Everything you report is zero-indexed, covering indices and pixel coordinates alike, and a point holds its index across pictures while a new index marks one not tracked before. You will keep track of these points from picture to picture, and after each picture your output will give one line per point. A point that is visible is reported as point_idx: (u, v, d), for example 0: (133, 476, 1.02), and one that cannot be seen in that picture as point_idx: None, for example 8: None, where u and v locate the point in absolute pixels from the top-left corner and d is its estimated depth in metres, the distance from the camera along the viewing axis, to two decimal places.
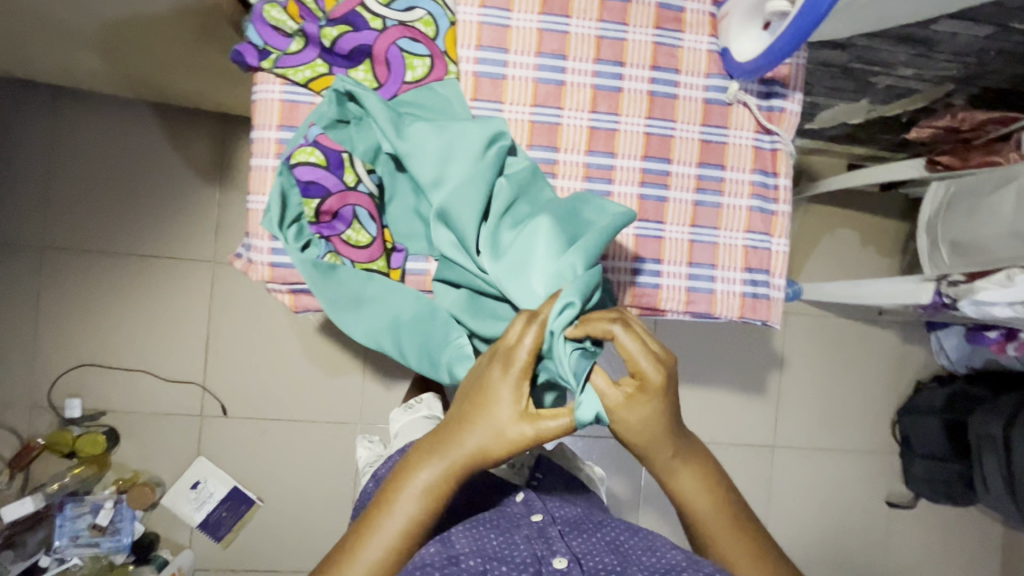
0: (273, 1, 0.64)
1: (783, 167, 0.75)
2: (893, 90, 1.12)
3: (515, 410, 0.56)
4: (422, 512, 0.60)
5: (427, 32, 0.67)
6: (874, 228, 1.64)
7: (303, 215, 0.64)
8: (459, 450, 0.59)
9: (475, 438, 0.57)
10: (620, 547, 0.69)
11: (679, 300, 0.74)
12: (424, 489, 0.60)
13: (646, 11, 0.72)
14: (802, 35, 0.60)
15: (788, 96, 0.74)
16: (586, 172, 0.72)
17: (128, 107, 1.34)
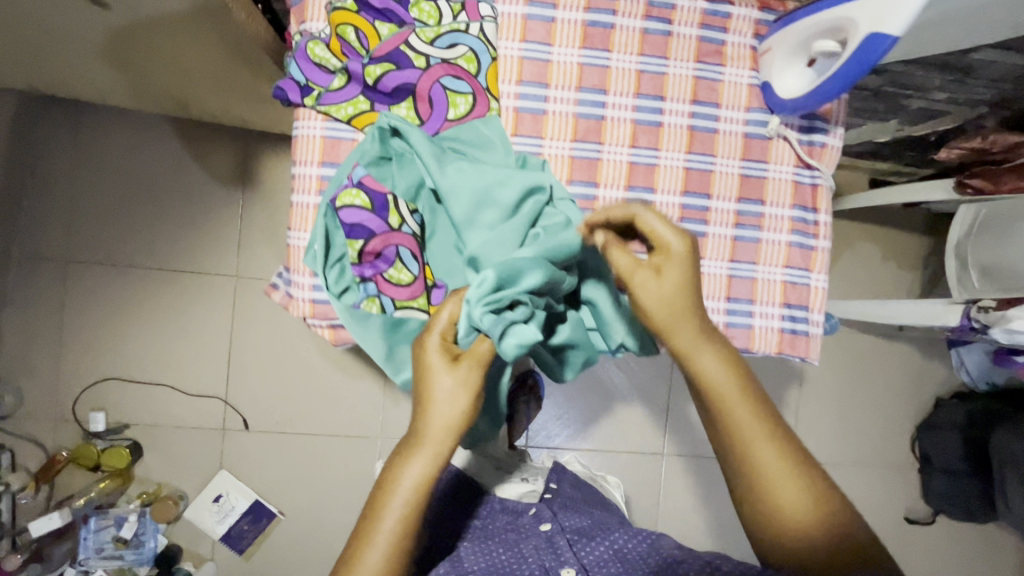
0: (316, 38, 0.65)
1: (823, 202, 0.74)
2: (924, 112, 1.11)
3: (453, 372, 0.58)
4: (409, 511, 0.58)
5: (469, 69, 0.66)
6: (895, 244, 1.63)
7: (346, 255, 0.64)
8: (428, 435, 0.58)
9: (433, 414, 0.58)
10: (622, 552, 0.80)
11: None
12: (410, 488, 0.58)
13: (687, 44, 0.71)
14: (852, 78, 0.58)
15: (829, 131, 0.73)
16: None
17: (152, 122, 1.34)
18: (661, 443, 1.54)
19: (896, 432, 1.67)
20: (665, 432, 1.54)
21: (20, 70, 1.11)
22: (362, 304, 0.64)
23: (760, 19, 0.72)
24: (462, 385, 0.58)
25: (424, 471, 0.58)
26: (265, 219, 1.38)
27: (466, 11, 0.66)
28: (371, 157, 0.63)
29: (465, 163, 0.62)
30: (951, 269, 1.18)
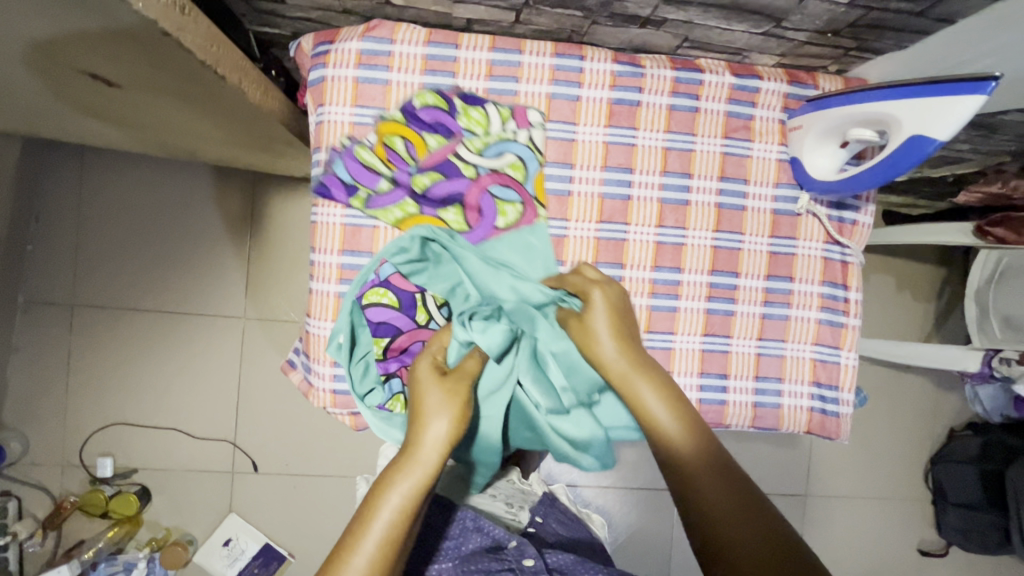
0: (364, 142, 0.65)
1: (854, 279, 0.72)
2: (943, 158, 1.09)
3: (442, 384, 0.61)
4: (391, 537, 0.52)
5: (517, 178, 0.66)
6: (909, 276, 1.62)
7: (371, 352, 0.65)
8: (418, 454, 0.57)
9: (426, 429, 0.58)
10: None
11: (746, 415, 0.72)
12: (393, 513, 0.53)
13: (715, 120, 0.70)
14: (892, 173, 0.56)
15: (861, 208, 0.71)
16: (651, 288, 0.70)
17: (159, 165, 1.32)
18: None
19: (909, 464, 1.66)
20: None
21: (25, 122, 1.10)
22: (388, 405, 0.66)
23: (788, 93, 0.70)
24: (455, 396, 0.60)
25: (411, 495, 0.54)
26: (274, 261, 1.36)
27: (519, 120, 0.66)
28: (403, 261, 0.62)
29: (518, 281, 0.63)
30: (971, 316, 1.15)
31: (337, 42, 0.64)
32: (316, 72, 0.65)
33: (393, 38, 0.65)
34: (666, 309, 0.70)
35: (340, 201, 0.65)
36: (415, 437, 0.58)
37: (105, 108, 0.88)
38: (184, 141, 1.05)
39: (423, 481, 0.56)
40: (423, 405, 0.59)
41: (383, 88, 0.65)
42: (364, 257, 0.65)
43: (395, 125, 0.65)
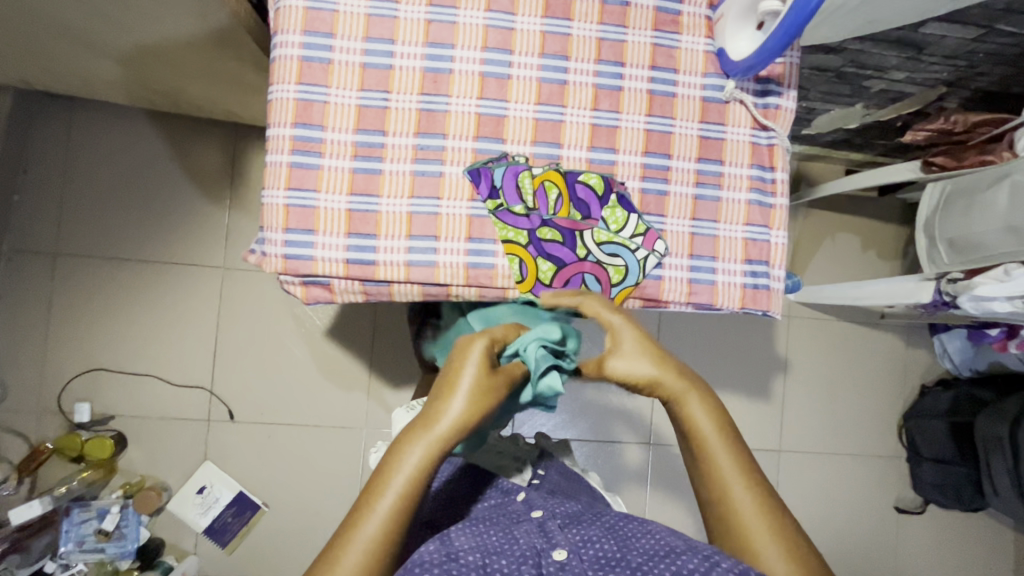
0: (530, 169, 0.72)
1: (780, 162, 0.77)
2: (887, 94, 1.15)
3: (484, 374, 0.63)
4: (399, 508, 0.58)
5: (613, 279, 0.75)
6: (874, 234, 1.66)
7: None
8: (437, 428, 0.61)
9: (453, 410, 0.61)
10: (619, 529, 0.69)
11: (682, 291, 0.75)
12: (404, 480, 0.59)
13: (645, 13, 0.75)
14: (793, 31, 0.62)
15: (783, 94, 0.76)
16: (588, 167, 0.74)
17: (144, 118, 1.38)
18: (648, 432, 1.53)
19: (882, 421, 1.68)
20: (652, 420, 1.54)
21: (15, 65, 1.16)
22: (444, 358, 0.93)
23: None
24: (490, 390, 0.63)
25: (422, 468, 0.60)
26: (252, 211, 1.41)
27: (645, 236, 0.74)
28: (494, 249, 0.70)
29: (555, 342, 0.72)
30: (922, 246, 1.20)
31: None
32: None
33: None
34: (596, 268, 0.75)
35: (477, 189, 0.72)
36: (437, 414, 0.61)
37: (85, 29, 0.94)
38: (162, 76, 1.11)
39: (431, 456, 0.60)
40: (455, 389, 0.62)
41: None
42: (315, 130, 0.70)
43: (345, 11, 0.70)
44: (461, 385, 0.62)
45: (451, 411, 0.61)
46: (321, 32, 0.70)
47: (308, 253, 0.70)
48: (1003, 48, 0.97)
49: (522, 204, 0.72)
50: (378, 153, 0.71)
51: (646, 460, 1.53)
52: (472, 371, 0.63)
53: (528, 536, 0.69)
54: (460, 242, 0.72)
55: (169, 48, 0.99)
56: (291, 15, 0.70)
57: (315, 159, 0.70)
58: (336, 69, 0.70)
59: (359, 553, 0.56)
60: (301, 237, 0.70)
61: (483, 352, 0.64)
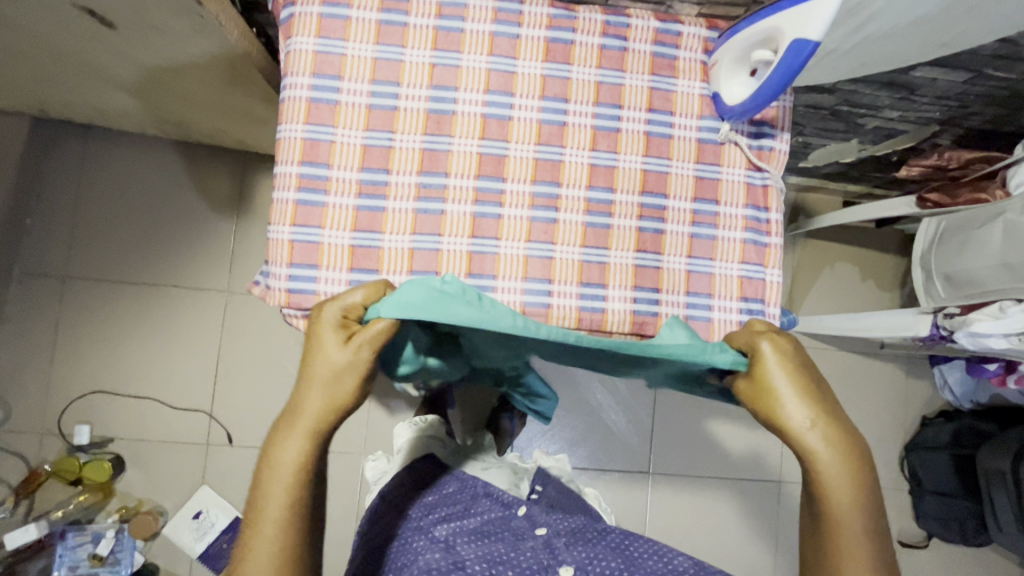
0: (560, 222, 0.76)
1: (774, 203, 0.79)
2: (881, 131, 1.17)
3: (339, 349, 0.58)
4: (295, 492, 0.56)
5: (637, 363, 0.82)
6: (873, 265, 1.67)
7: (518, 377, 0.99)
8: (303, 409, 0.58)
9: (319, 390, 0.58)
10: (625, 550, 0.79)
11: None
12: (293, 470, 0.56)
13: (642, 58, 0.78)
14: (790, 74, 0.63)
15: (777, 136, 0.78)
16: (586, 206, 0.76)
17: (154, 144, 1.41)
18: (647, 460, 1.53)
19: (884, 452, 1.66)
20: (651, 449, 1.53)
21: (32, 95, 1.19)
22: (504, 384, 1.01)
23: (708, 37, 0.78)
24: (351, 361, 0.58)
25: (303, 461, 0.57)
26: (258, 236, 1.43)
27: None
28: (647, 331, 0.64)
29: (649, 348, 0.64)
30: (918, 280, 1.21)
31: None
32: (285, 11, 0.74)
33: None
34: (593, 310, 0.75)
35: (479, 227, 0.74)
36: (297, 412, 0.58)
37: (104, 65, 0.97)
38: (174, 109, 1.14)
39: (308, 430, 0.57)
40: (310, 376, 0.58)
41: (342, 22, 0.73)
42: (321, 169, 0.72)
43: (353, 55, 0.73)
44: (321, 367, 0.58)
45: (313, 400, 0.58)
46: (330, 74, 0.73)
47: (311, 287, 0.71)
48: (994, 90, 0.99)
49: (553, 271, 0.75)
50: (382, 191, 0.73)
51: (646, 490, 1.52)
52: (338, 353, 0.58)
53: (533, 551, 0.79)
54: (460, 278, 0.73)
55: (182, 82, 1.02)
56: (301, 58, 0.72)
57: (320, 197, 0.72)
58: (343, 110, 0.73)
59: (269, 556, 0.54)
60: (304, 272, 0.71)
61: (334, 331, 0.59)
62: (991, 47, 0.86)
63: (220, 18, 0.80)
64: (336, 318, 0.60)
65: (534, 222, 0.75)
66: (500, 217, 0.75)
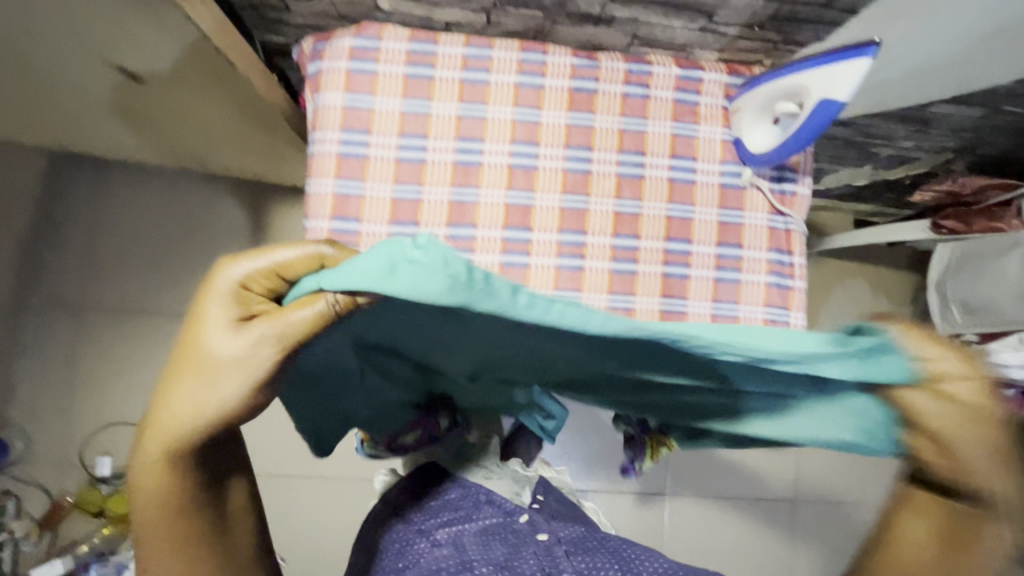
0: (586, 271, 0.76)
1: (797, 246, 0.80)
2: (895, 158, 1.17)
3: (228, 339, 0.43)
4: (186, 522, 0.47)
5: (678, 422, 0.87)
6: (884, 281, 1.67)
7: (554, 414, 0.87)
8: (162, 427, 0.45)
9: (196, 394, 0.44)
10: (621, 552, 0.76)
11: None
12: (164, 499, 0.46)
13: (664, 105, 0.79)
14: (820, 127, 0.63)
15: (798, 180, 0.79)
16: (613, 253, 0.77)
17: (170, 176, 1.43)
18: (663, 481, 1.53)
19: None
20: (667, 470, 1.54)
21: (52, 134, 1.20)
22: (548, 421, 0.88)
23: (729, 82, 0.79)
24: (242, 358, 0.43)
25: (170, 490, 0.47)
26: None
27: None
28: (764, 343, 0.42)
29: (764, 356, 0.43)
30: (934, 305, 1.21)
31: (332, 40, 0.75)
32: (313, 66, 0.75)
33: (380, 36, 0.75)
34: None
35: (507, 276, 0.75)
36: (153, 424, 0.45)
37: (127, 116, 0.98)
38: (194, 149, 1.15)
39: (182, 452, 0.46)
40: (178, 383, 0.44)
41: (370, 77, 0.74)
42: (352, 222, 0.73)
43: (380, 109, 0.74)
44: (195, 370, 0.44)
45: (176, 410, 0.45)
46: (358, 129, 0.74)
47: None
48: (1010, 122, 0.99)
49: None
50: None
51: (662, 510, 1.53)
52: (226, 345, 0.43)
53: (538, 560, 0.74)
54: None
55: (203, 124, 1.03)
56: (330, 115, 0.74)
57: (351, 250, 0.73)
58: (371, 164, 0.74)
59: None
60: None
61: (228, 313, 0.43)
62: (1009, 85, 0.87)
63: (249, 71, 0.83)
64: (231, 290, 0.43)
65: (561, 270, 0.76)
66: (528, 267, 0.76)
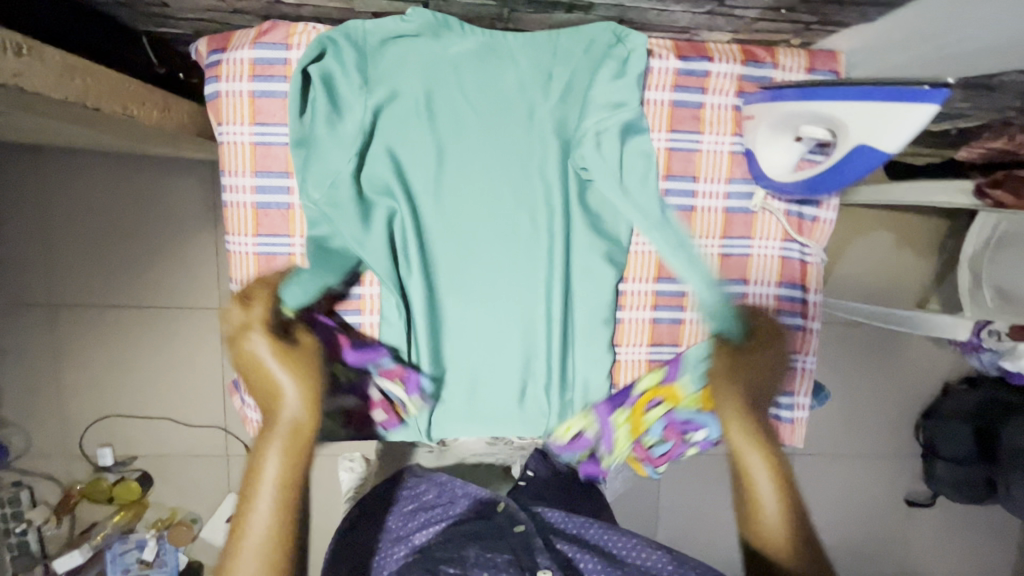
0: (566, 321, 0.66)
1: (814, 281, 0.67)
2: (944, 115, 0.96)
3: (278, 346, 0.55)
4: (275, 522, 0.53)
5: None
6: (915, 231, 1.48)
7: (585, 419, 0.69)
8: (279, 422, 0.55)
9: (280, 412, 0.55)
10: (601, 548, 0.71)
11: None
12: (273, 488, 0.54)
13: (660, 110, 0.63)
14: (865, 166, 0.48)
15: (822, 202, 0.65)
16: (654, 300, 0.67)
17: (110, 159, 1.28)
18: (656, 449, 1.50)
19: (903, 418, 1.59)
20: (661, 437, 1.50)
21: None
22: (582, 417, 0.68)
23: (743, 74, 0.63)
24: (294, 357, 0.56)
25: (282, 480, 0.54)
26: None
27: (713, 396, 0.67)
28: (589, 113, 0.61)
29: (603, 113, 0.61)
30: (962, 284, 1.09)
31: (227, 50, 0.58)
32: (208, 85, 0.59)
33: (288, 42, 0.58)
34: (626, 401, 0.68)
35: (474, 335, 0.65)
36: (251, 487, 0.54)
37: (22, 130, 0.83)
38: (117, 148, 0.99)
39: (290, 437, 0.55)
40: (269, 437, 0.55)
41: (282, 101, 0.59)
42: None
43: None
44: (283, 422, 0.55)
45: (266, 477, 0.54)
46: (276, 170, 0.60)
47: None
48: None
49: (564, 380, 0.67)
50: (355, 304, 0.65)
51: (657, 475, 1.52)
52: (266, 349, 0.55)
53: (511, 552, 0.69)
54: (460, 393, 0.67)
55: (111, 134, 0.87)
56: (237, 153, 0.59)
57: None
58: (297, 215, 0.61)
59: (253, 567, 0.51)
60: None
61: (295, 360, 0.55)
62: None
63: (127, 108, 0.58)
64: (245, 322, 0.55)
65: (537, 326, 0.66)
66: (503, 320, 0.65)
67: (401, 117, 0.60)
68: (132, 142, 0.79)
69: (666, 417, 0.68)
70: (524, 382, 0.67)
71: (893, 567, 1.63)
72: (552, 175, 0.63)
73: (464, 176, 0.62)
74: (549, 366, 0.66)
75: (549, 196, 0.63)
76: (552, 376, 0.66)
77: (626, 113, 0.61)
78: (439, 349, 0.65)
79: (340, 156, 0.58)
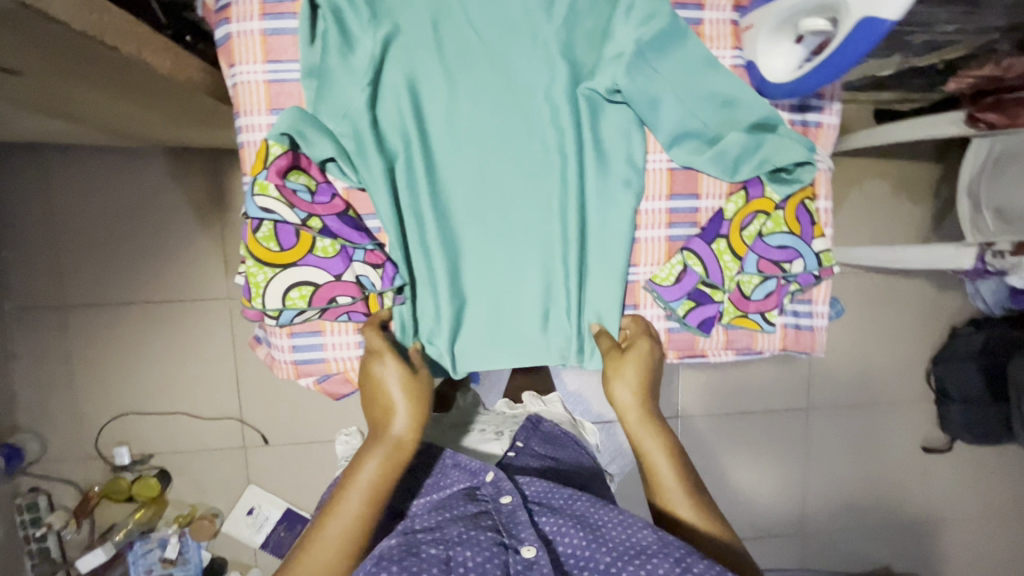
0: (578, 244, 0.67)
1: (823, 188, 0.69)
2: (931, 44, 0.98)
3: (405, 379, 0.61)
4: (355, 526, 0.56)
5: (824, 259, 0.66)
6: (909, 176, 1.50)
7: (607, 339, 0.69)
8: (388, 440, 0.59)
9: (393, 427, 0.60)
10: (587, 518, 0.61)
11: (774, 340, 0.73)
12: (364, 497, 0.57)
13: None
14: (867, 42, 0.50)
15: (825, 108, 0.67)
16: (668, 218, 0.69)
17: (112, 154, 1.29)
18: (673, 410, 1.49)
19: (914, 365, 1.60)
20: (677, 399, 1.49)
21: None
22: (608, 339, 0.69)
23: None
24: (417, 386, 0.61)
25: (377, 487, 0.58)
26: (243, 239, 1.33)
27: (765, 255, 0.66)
28: (591, 33, 0.63)
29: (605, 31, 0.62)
30: (963, 210, 1.14)
31: None
32: (220, 29, 0.61)
33: None
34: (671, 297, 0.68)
35: (492, 263, 0.66)
36: (346, 486, 0.58)
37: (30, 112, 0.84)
38: (119, 137, 1.00)
39: (395, 454, 0.59)
40: (375, 447, 0.59)
41: (294, 39, 0.60)
42: None
43: None
44: (391, 439, 0.59)
45: (363, 480, 0.58)
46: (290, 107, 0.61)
47: (319, 355, 0.67)
48: None
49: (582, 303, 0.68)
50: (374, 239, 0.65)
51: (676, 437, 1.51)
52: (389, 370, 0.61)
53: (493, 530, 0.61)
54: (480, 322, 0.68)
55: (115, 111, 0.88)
56: (251, 92, 0.61)
57: None
58: None
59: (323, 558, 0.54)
60: (308, 340, 0.66)
61: (415, 387, 0.61)
62: None
63: (141, 51, 0.59)
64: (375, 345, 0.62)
65: (554, 249, 0.67)
66: (521, 247, 0.66)
67: (409, 47, 0.61)
68: (140, 110, 0.79)
69: (742, 270, 0.67)
70: (547, 307, 0.68)
71: (916, 515, 1.63)
72: (559, 98, 0.64)
73: (474, 105, 0.63)
74: (568, 290, 0.67)
75: (558, 120, 0.65)
76: (573, 299, 0.67)
77: (630, 28, 0.62)
78: (458, 278, 0.66)
79: (352, 87, 0.60)
